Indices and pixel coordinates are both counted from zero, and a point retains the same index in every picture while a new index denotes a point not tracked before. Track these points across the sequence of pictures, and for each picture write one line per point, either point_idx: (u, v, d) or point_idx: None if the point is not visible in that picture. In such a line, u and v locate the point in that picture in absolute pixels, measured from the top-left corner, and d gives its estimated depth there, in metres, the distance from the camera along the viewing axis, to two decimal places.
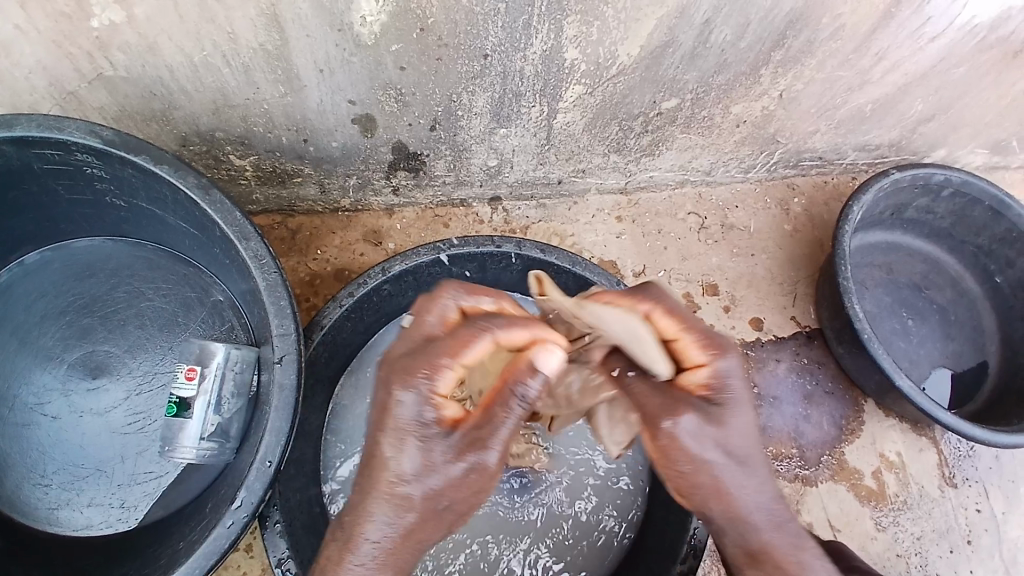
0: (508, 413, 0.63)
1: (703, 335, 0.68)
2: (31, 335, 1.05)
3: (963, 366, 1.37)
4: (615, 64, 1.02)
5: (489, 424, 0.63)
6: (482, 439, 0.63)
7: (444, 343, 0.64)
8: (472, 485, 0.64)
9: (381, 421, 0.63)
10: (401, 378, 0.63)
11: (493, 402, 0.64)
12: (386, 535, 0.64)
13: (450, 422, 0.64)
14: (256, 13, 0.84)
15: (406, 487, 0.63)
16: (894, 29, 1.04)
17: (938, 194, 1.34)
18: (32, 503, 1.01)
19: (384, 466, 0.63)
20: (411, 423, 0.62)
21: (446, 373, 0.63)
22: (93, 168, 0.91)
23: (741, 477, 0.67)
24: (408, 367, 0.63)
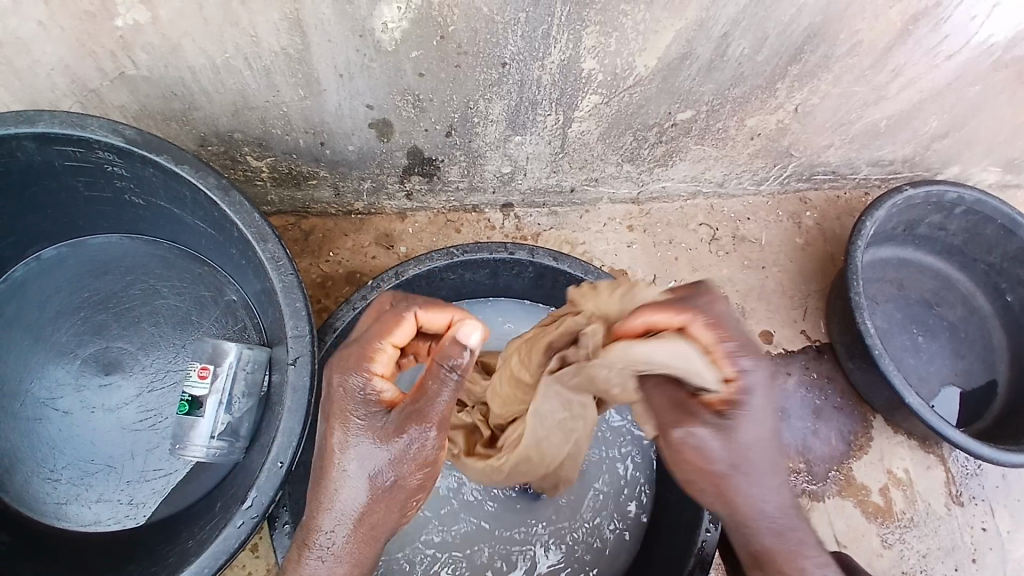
0: (440, 383, 0.66)
1: (732, 347, 0.64)
2: (45, 330, 1.06)
3: (973, 384, 1.37)
4: (632, 75, 1.02)
5: (422, 398, 0.66)
6: (417, 414, 0.66)
7: (372, 329, 0.71)
8: (417, 461, 0.67)
9: (328, 404, 0.69)
10: (342, 363, 0.69)
11: (423, 379, 0.67)
12: (339, 516, 0.68)
13: (388, 402, 0.68)
14: (279, 17, 0.85)
15: (350, 464, 0.67)
16: (911, 47, 1.04)
17: (951, 211, 1.33)
18: (41, 498, 1.01)
19: (332, 446, 0.68)
20: (350, 404, 0.68)
21: (381, 353, 0.69)
22: (113, 166, 0.92)
23: (748, 483, 0.68)
24: (347, 353, 0.69)
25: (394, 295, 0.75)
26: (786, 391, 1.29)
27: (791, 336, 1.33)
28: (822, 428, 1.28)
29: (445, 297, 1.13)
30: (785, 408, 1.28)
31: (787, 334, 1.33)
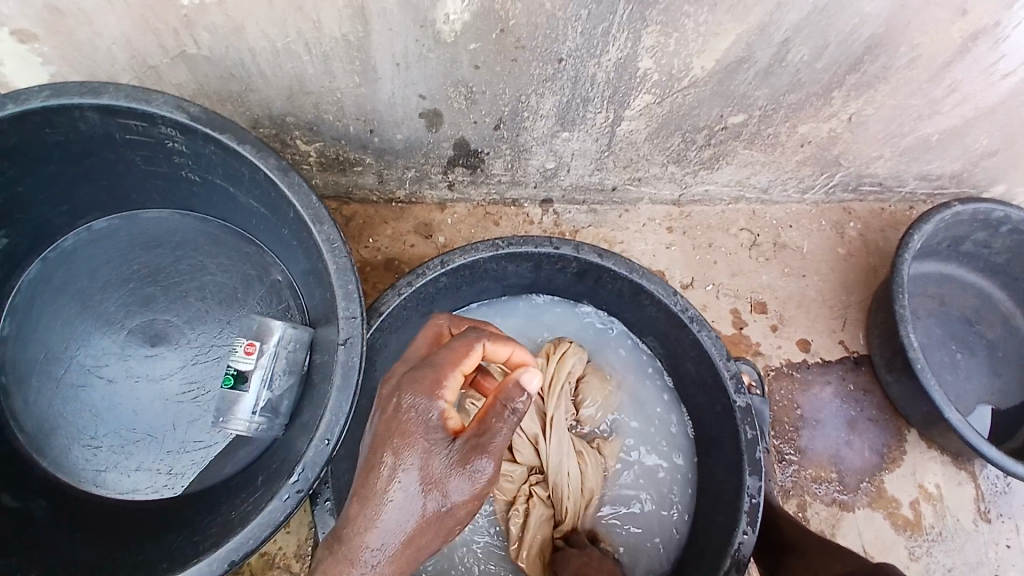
0: (503, 422, 0.68)
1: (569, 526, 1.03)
2: (94, 299, 1.08)
3: (1010, 403, 1.34)
4: (687, 76, 1.02)
5: (487, 432, 0.68)
6: (481, 446, 0.68)
7: (442, 354, 0.72)
8: (473, 493, 0.68)
9: (390, 420, 0.68)
10: (414, 384, 0.69)
11: (488, 413, 0.69)
12: (387, 537, 0.66)
13: (452, 430, 0.69)
14: (343, 5, 0.86)
15: (406, 483, 0.67)
16: (970, 64, 1.02)
17: (997, 230, 1.30)
18: (83, 464, 1.04)
19: (389, 465, 0.67)
20: (419, 428, 0.68)
21: (450, 379, 0.70)
22: (174, 142, 0.94)
23: None
24: (417, 374, 0.70)
25: (452, 320, 0.81)
26: (821, 399, 1.28)
27: (829, 346, 1.32)
28: (856, 440, 1.26)
29: (485, 288, 1.14)
30: (820, 417, 1.27)
31: (824, 344, 1.32)
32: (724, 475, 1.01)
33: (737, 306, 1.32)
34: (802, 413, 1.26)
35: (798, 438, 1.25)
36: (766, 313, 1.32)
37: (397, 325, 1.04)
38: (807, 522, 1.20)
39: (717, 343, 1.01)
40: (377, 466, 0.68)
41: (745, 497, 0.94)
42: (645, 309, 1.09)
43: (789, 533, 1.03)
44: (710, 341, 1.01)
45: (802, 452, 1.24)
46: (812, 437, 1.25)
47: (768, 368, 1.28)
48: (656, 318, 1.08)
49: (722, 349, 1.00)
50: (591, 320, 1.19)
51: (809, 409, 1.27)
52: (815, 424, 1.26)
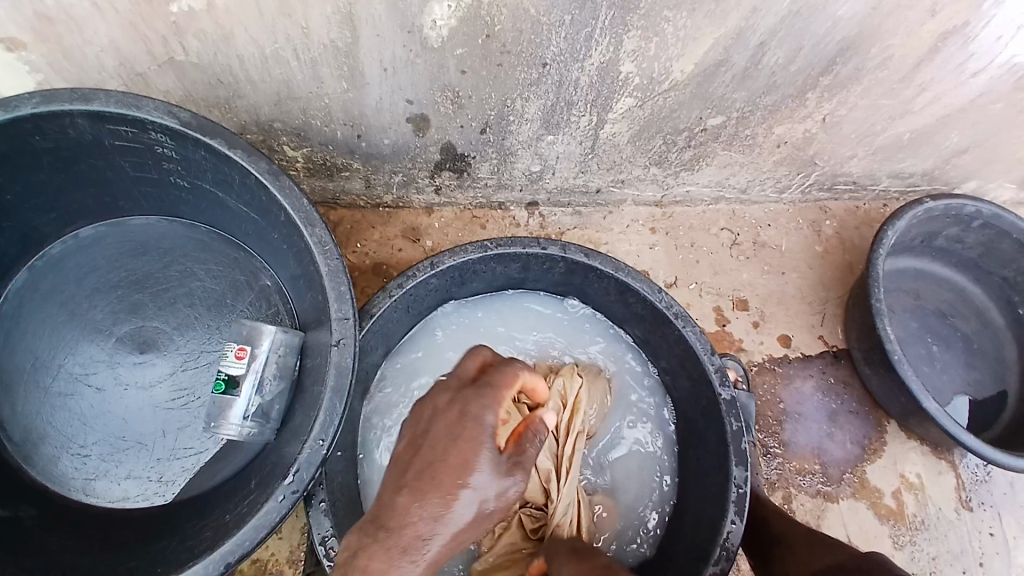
0: (535, 444, 0.82)
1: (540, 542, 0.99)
2: (82, 307, 1.08)
3: (984, 394, 1.39)
4: (667, 80, 1.05)
5: (525, 451, 0.80)
6: (523, 462, 0.79)
7: (494, 376, 0.83)
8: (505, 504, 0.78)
9: (448, 428, 0.77)
10: (478, 398, 0.80)
11: (524, 435, 0.82)
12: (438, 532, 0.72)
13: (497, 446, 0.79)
14: (332, 11, 0.88)
15: (464, 483, 0.74)
16: (940, 64, 1.07)
17: (969, 225, 1.36)
18: (72, 473, 1.03)
19: (450, 466, 0.74)
20: (483, 434, 0.77)
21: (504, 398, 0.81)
22: (163, 148, 0.94)
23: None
24: (472, 393, 0.81)
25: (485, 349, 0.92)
26: (802, 393, 1.31)
27: (809, 341, 1.35)
28: (837, 432, 1.30)
29: (474, 289, 1.16)
30: (802, 411, 1.30)
31: (805, 339, 1.36)
32: (710, 467, 1.03)
33: (719, 304, 1.35)
34: (784, 406, 1.30)
35: (781, 431, 1.28)
36: (748, 310, 1.36)
37: (388, 327, 1.05)
38: (793, 513, 1.23)
39: (702, 338, 1.03)
40: (435, 467, 0.74)
41: (733, 488, 0.97)
42: (631, 307, 1.11)
43: (778, 526, 1.05)
44: (694, 336, 1.04)
45: (785, 446, 1.27)
46: (795, 430, 1.28)
47: (751, 364, 1.32)
48: (642, 315, 1.11)
49: (707, 345, 1.03)
50: (574, 313, 1.20)
51: (791, 403, 1.30)
52: (797, 418, 1.29)
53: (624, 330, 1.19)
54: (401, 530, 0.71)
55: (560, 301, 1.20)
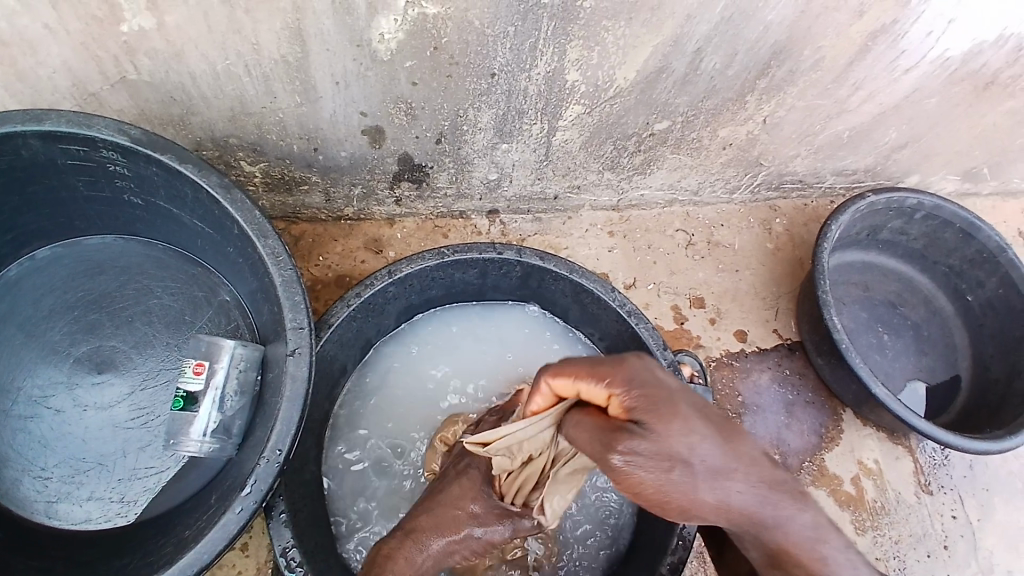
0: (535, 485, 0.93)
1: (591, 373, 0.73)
2: (39, 328, 1.07)
3: (936, 380, 1.45)
4: (612, 87, 1.09)
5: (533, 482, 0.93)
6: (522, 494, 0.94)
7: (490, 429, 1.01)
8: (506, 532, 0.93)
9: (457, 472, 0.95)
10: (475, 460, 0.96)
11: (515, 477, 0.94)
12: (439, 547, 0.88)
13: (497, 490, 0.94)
14: (282, 27, 0.90)
15: (468, 510, 0.91)
16: (870, 63, 1.13)
17: (912, 217, 1.42)
18: (31, 496, 1.01)
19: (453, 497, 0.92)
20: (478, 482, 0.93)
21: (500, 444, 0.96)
22: (115, 165, 0.95)
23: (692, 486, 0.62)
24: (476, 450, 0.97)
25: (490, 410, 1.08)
26: (759, 386, 1.35)
27: (764, 335, 1.40)
28: (795, 423, 1.34)
29: (435, 296, 1.17)
30: (760, 403, 1.34)
31: (760, 333, 1.40)
32: None
33: (677, 302, 1.39)
34: (743, 400, 1.33)
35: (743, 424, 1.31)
36: (704, 308, 1.40)
37: (348, 336, 1.07)
38: None
39: (654, 335, 1.06)
40: (442, 496, 0.92)
41: None
42: (588, 307, 1.14)
43: None
44: (647, 332, 1.07)
45: None
46: (754, 422, 1.32)
47: (709, 359, 1.35)
48: (598, 314, 1.14)
49: (660, 340, 1.06)
50: (535, 319, 1.24)
51: (750, 397, 1.34)
52: (756, 410, 1.33)
53: (580, 332, 1.22)
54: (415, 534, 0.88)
55: (519, 308, 1.24)
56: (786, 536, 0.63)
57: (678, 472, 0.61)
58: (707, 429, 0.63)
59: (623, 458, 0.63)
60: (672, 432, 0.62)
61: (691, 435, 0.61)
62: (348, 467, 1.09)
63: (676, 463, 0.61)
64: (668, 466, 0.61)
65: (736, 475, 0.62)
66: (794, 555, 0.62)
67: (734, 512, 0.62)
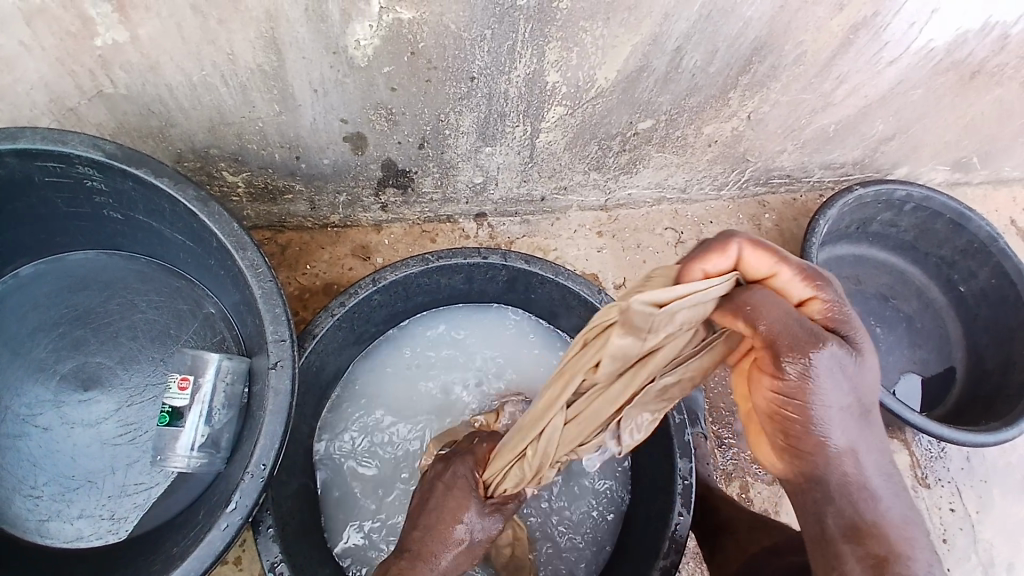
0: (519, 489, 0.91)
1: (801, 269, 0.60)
2: (24, 346, 1.06)
3: (931, 372, 1.44)
4: (594, 87, 1.09)
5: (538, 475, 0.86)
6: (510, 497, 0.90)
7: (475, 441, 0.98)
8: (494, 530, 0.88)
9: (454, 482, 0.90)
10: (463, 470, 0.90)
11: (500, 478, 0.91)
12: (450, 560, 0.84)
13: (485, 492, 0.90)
14: (256, 36, 0.89)
15: (464, 521, 0.86)
16: (853, 56, 1.12)
17: (901, 209, 1.42)
18: (20, 516, 1.00)
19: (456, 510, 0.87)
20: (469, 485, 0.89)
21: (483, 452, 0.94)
22: (93, 181, 0.94)
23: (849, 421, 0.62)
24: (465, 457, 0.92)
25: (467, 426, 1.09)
26: None
27: None
28: None
29: (422, 302, 1.17)
30: None
31: None
32: (658, 461, 1.05)
33: None
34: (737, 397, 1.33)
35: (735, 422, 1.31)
36: None
37: (334, 346, 1.06)
38: (751, 502, 1.26)
39: None
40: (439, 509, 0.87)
41: (678, 481, 0.99)
42: (575, 309, 1.14)
43: (727, 512, 1.07)
44: None
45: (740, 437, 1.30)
46: None
47: None
48: (585, 316, 1.13)
49: None
50: (523, 323, 1.23)
51: None
52: None
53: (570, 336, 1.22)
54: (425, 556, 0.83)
55: (506, 312, 1.23)
56: (880, 513, 0.64)
57: (833, 402, 0.60)
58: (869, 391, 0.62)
59: (818, 361, 0.57)
60: (863, 365, 0.61)
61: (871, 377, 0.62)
62: (339, 476, 1.09)
63: (852, 392, 0.60)
64: (832, 388, 0.59)
65: (874, 434, 0.64)
66: (877, 532, 0.63)
67: (855, 466, 0.63)
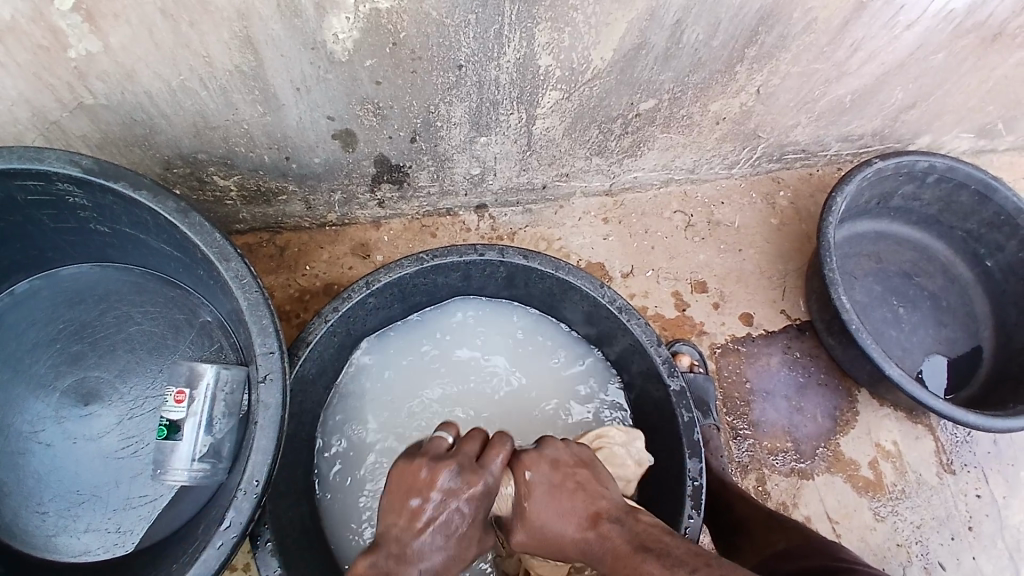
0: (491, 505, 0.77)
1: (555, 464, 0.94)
2: (23, 364, 1.06)
3: (957, 352, 1.37)
4: (590, 69, 1.03)
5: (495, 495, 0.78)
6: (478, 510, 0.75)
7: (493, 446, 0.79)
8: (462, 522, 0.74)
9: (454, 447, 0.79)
10: (471, 438, 0.81)
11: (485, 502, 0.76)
12: (452, 513, 0.73)
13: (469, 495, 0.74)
14: (230, 36, 0.85)
15: (429, 466, 0.75)
16: (867, 21, 1.05)
17: (923, 181, 1.34)
18: (31, 531, 1.00)
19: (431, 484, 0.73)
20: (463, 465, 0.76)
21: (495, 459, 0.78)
22: (75, 197, 0.92)
23: (551, 532, 0.76)
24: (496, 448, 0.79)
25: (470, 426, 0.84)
26: (770, 371, 1.29)
27: (772, 317, 1.34)
28: (808, 407, 1.28)
29: (419, 303, 1.13)
30: (770, 389, 1.28)
31: (767, 315, 1.34)
32: (667, 459, 1.02)
33: (678, 288, 1.33)
34: (751, 386, 1.28)
35: (751, 411, 1.26)
36: (708, 292, 1.33)
37: (331, 352, 1.03)
38: (769, 495, 1.21)
39: (648, 330, 1.02)
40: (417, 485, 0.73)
41: (688, 481, 0.94)
42: (578, 304, 1.09)
43: (741, 511, 1.04)
44: (640, 328, 1.02)
45: (756, 426, 1.25)
46: (764, 409, 1.27)
47: (715, 346, 1.29)
48: (589, 311, 1.09)
49: (654, 336, 1.01)
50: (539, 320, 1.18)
51: (759, 382, 1.28)
52: (766, 396, 1.27)
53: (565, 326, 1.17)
54: (415, 519, 0.71)
55: (491, 302, 1.18)
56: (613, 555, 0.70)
57: (590, 560, 0.73)
58: (568, 475, 0.79)
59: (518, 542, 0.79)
60: (529, 509, 0.78)
61: (533, 507, 0.77)
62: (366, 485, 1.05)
63: (535, 529, 0.77)
64: (543, 525, 0.76)
65: (550, 522, 0.76)
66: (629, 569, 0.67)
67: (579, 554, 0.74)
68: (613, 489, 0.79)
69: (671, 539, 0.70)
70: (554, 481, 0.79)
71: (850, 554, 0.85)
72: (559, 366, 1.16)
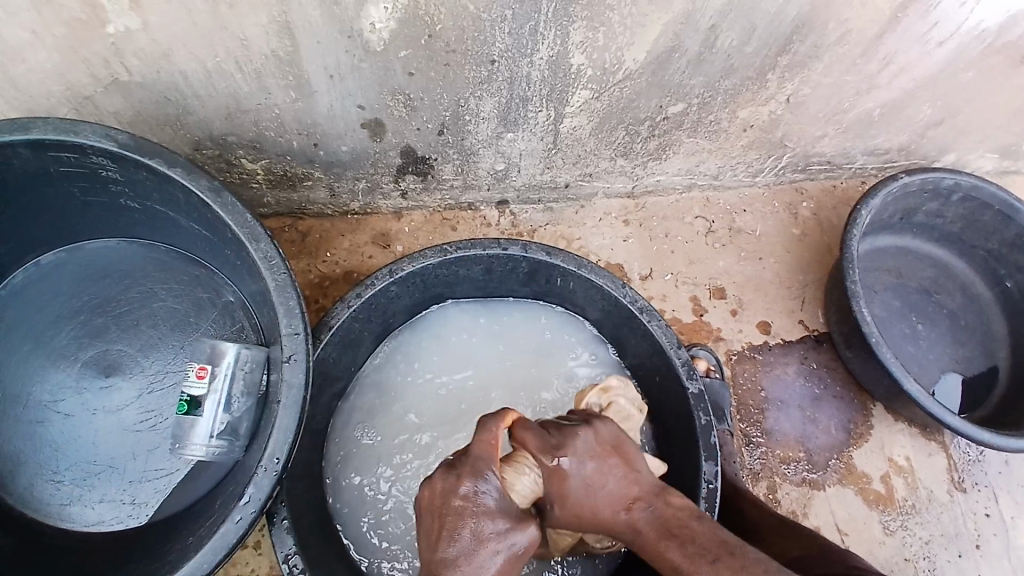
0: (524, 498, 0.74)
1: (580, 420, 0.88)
2: (46, 336, 1.07)
3: (974, 371, 1.36)
4: (621, 69, 1.04)
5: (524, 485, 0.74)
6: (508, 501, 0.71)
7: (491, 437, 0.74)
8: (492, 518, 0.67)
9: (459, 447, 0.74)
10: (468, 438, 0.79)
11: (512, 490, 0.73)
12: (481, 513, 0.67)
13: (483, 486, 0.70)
14: (268, 20, 0.86)
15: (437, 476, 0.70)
16: (901, 34, 1.05)
17: (948, 198, 1.33)
18: (46, 499, 1.02)
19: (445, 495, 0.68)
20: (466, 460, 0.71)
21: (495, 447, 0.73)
22: (108, 171, 0.94)
23: (594, 518, 0.75)
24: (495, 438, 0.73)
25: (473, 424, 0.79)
26: (785, 381, 1.29)
27: (789, 326, 1.33)
28: (823, 418, 1.27)
29: (439, 294, 1.14)
30: (784, 398, 1.28)
31: (785, 324, 1.33)
32: (681, 461, 1.02)
33: (695, 293, 1.33)
34: (766, 395, 1.27)
35: (764, 420, 1.26)
36: (725, 298, 1.33)
37: (351, 338, 1.04)
38: (779, 503, 1.21)
39: (668, 333, 1.02)
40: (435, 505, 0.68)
41: (702, 484, 0.94)
42: (597, 303, 1.10)
43: (751, 515, 1.04)
44: (660, 331, 1.02)
45: (769, 434, 1.25)
46: (778, 418, 1.26)
47: (731, 353, 1.29)
48: (608, 310, 1.09)
49: (673, 339, 1.02)
50: (560, 319, 1.19)
51: (774, 391, 1.28)
52: (779, 405, 1.27)
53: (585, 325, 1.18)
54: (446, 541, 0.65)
55: (509, 298, 1.19)
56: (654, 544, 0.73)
57: (625, 537, 0.76)
58: (601, 462, 0.76)
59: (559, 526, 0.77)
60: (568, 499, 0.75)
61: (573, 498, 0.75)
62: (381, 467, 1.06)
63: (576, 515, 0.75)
64: (587, 510, 0.75)
65: (593, 509, 0.75)
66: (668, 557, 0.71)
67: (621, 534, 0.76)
68: (643, 469, 0.79)
69: (699, 522, 0.73)
70: (590, 475, 0.75)
71: (860, 563, 0.85)
72: (576, 364, 1.16)
